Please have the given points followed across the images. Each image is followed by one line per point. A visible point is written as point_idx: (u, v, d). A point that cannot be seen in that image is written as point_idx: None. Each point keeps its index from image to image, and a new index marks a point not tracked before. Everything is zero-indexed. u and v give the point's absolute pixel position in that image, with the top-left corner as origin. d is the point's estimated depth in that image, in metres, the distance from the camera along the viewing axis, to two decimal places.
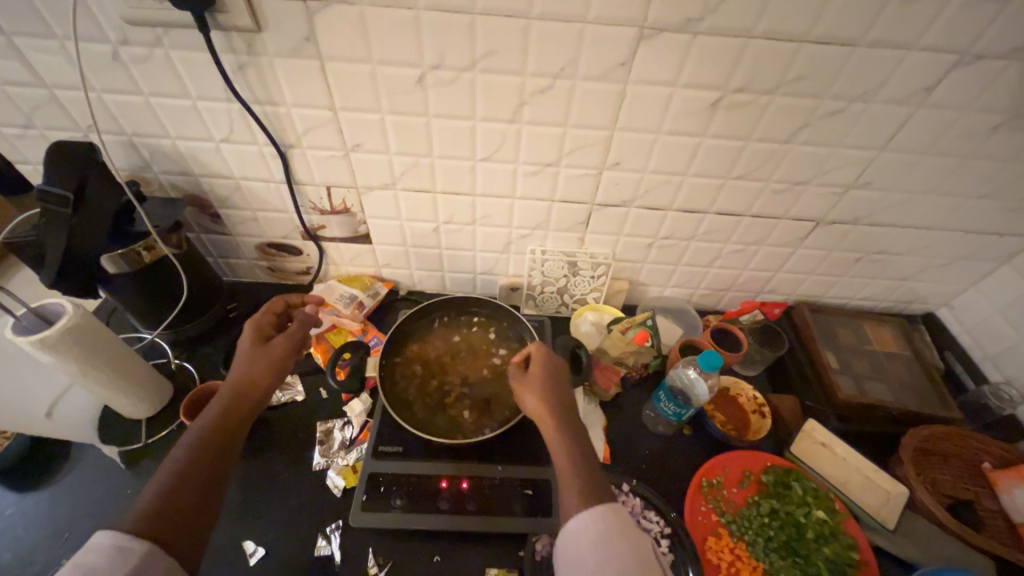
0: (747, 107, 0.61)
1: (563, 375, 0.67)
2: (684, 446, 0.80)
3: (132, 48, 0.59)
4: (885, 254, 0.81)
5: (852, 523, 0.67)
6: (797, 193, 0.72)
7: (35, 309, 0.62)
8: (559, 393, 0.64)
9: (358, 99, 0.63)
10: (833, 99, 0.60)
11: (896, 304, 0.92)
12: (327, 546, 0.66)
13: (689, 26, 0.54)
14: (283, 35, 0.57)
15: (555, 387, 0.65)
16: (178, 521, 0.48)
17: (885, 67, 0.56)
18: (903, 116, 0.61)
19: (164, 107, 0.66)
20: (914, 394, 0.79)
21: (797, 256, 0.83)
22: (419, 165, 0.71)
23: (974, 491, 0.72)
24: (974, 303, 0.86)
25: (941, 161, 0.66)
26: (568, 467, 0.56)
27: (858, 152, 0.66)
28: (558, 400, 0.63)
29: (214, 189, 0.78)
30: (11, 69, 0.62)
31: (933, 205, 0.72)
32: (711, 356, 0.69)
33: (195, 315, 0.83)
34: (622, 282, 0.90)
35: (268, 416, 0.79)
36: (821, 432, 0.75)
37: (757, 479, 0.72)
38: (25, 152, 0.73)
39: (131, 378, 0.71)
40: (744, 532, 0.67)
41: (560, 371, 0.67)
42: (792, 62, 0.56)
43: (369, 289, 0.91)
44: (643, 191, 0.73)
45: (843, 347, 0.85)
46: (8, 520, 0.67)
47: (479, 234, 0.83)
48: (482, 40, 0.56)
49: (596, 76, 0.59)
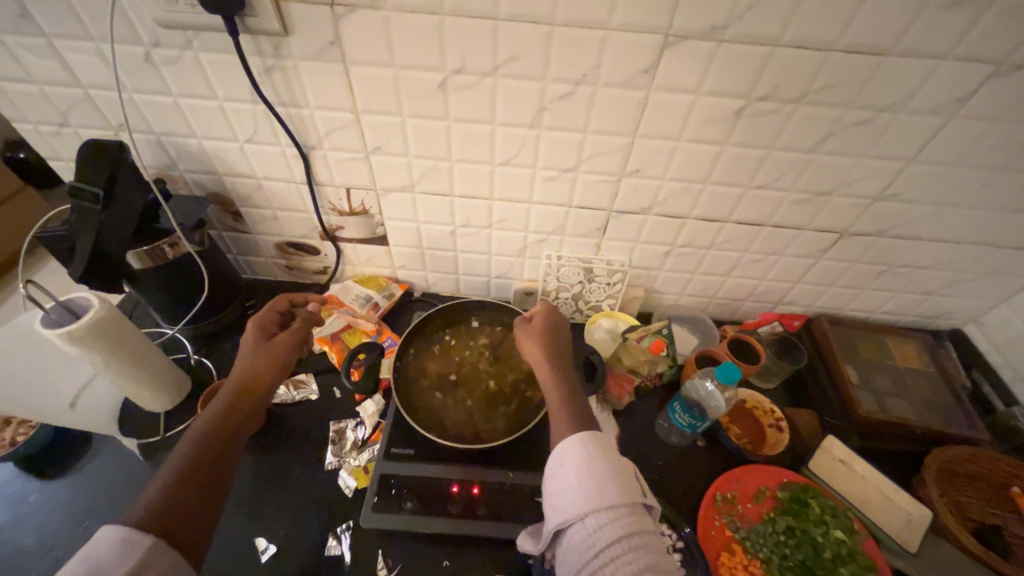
0: (771, 116, 0.60)
1: (565, 343, 0.71)
2: (698, 458, 0.78)
3: (164, 51, 0.61)
4: (911, 267, 0.79)
5: (873, 544, 0.65)
6: (820, 204, 0.71)
7: (63, 303, 0.64)
8: (557, 355, 0.68)
9: (380, 102, 0.64)
10: (860, 109, 0.59)
11: (921, 319, 0.90)
12: (338, 547, 0.66)
13: (714, 34, 0.53)
14: (309, 40, 0.58)
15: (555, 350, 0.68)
16: (185, 509, 0.49)
17: (916, 78, 0.55)
18: (934, 128, 0.60)
19: (191, 108, 0.67)
20: (939, 413, 0.77)
21: (818, 267, 0.81)
22: (438, 168, 0.72)
23: (1001, 516, 0.69)
24: (1004, 320, 0.83)
25: (972, 173, 0.64)
26: (568, 425, 0.58)
27: (885, 163, 0.64)
28: (556, 362, 0.66)
29: (236, 188, 0.79)
30: (49, 69, 0.64)
31: (962, 219, 0.70)
32: (729, 368, 0.68)
33: (215, 311, 0.85)
34: (637, 290, 0.89)
35: (282, 414, 0.80)
36: (839, 449, 0.73)
37: (773, 494, 0.71)
38: (59, 149, 0.75)
39: (152, 371, 0.72)
40: (759, 549, 0.66)
41: (558, 337, 0.70)
42: (819, 71, 0.55)
43: (385, 290, 0.92)
44: (662, 198, 0.73)
45: (864, 362, 0.83)
46: (32, 506, 0.68)
47: (495, 238, 0.83)
48: (505, 45, 0.56)
49: (617, 82, 0.59)
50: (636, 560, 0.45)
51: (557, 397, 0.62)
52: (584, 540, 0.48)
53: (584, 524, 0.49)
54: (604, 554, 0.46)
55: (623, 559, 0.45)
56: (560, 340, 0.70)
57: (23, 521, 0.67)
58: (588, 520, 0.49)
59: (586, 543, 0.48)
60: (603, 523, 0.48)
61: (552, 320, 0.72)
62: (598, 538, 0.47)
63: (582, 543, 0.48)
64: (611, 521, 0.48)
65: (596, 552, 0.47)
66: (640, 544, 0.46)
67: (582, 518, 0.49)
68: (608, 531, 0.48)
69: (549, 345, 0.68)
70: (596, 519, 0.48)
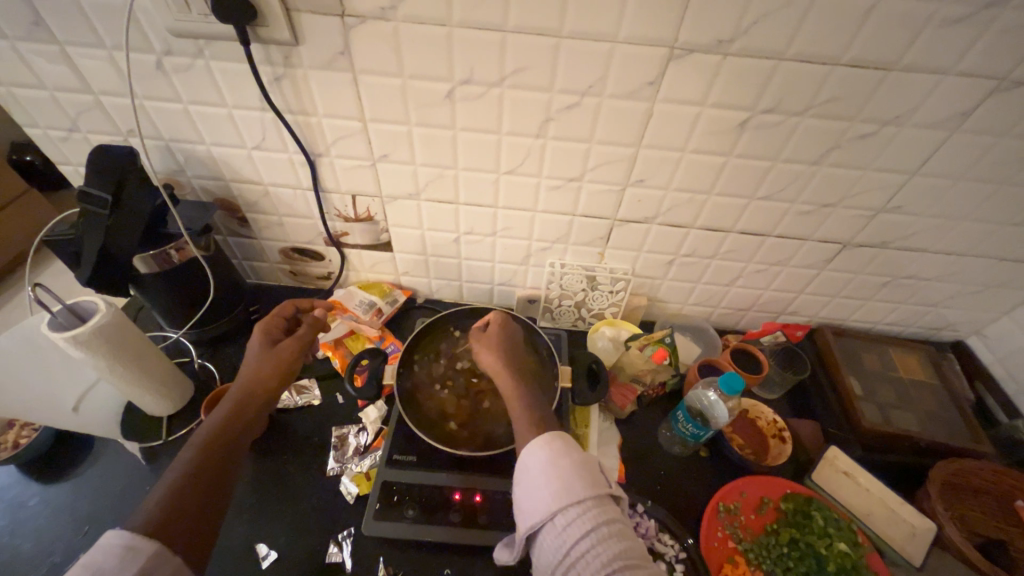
0: (776, 128, 0.61)
1: (520, 349, 0.72)
2: (700, 468, 0.78)
3: (175, 58, 0.62)
4: (914, 279, 0.79)
5: (877, 558, 0.64)
6: (823, 216, 0.71)
7: (69, 306, 0.64)
8: (514, 364, 0.68)
9: (388, 111, 0.65)
10: (864, 122, 0.59)
11: (923, 330, 0.90)
12: (339, 554, 0.66)
13: (720, 48, 0.54)
14: (319, 49, 0.59)
15: (513, 359, 0.68)
16: (182, 511, 0.49)
17: (919, 92, 0.56)
18: (937, 141, 0.60)
19: (201, 115, 0.68)
20: (942, 425, 0.77)
21: (820, 278, 0.82)
22: (443, 176, 0.72)
23: (1006, 530, 0.68)
24: (1007, 332, 0.83)
25: (975, 186, 0.64)
26: (528, 423, 0.59)
27: (889, 176, 0.65)
28: (513, 370, 0.66)
29: (243, 194, 0.80)
30: (61, 75, 0.65)
31: (964, 231, 0.70)
32: (732, 378, 0.68)
33: (219, 316, 0.85)
34: (640, 298, 0.90)
35: (284, 419, 0.80)
36: (844, 461, 0.73)
37: (777, 506, 0.70)
38: (68, 154, 0.76)
39: (156, 375, 0.72)
40: (762, 562, 0.66)
41: (514, 347, 0.71)
42: (824, 85, 0.56)
43: (388, 296, 0.92)
44: (666, 208, 0.73)
45: (867, 373, 0.83)
46: (32, 510, 0.68)
47: (499, 246, 0.83)
48: (512, 56, 0.57)
49: (623, 94, 0.60)
50: (606, 550, 0.45)
51: (520, 403, 0.62)
52: (555, 539, 0.48)
53: (554, 523, 0.49)
54: (575, 550, 0.46)
55: (593, 551, 0.45)
56: (516, 349, 0.71)
57: (22, 525, 0.67)
58: (556, 519, 0.49)
59: (557, 542, 0.48)
60: (572, 518, 0.48)
61: (504, 334, 0.72)
62: (569, 534, 0.47)
63: (554, 543, 0.48)
64: (578, 515, 0.48)
65: (567, 549, 0.47)
66: (609, 534, 0.47)
67: (550, 518, 0.49)
68: (577, 526, 0.48)
69: (505, 353, 0.69)
70: (564, 517, 0.48)
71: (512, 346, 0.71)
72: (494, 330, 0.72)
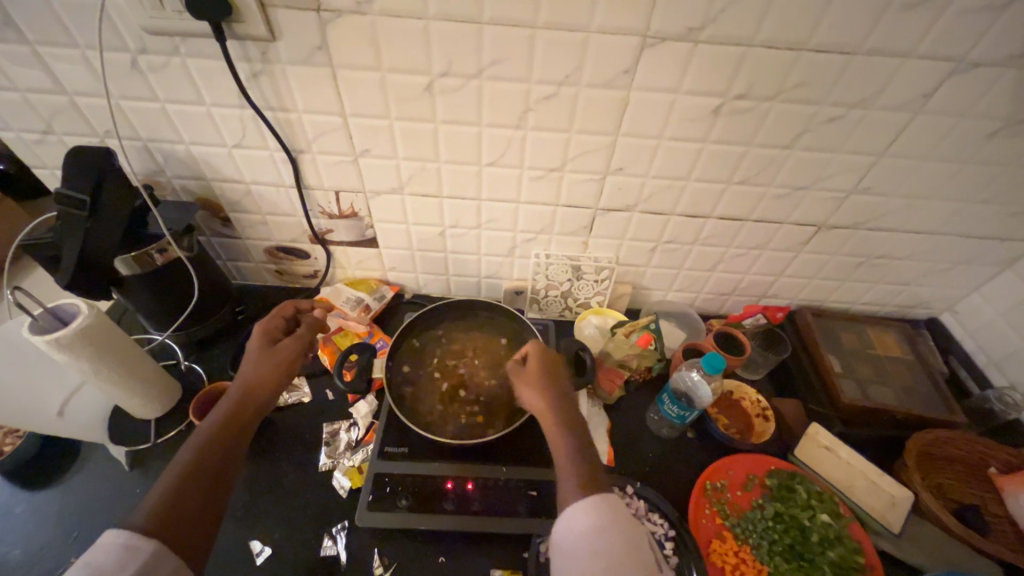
0: (748, 114, 0.63)
1: (562, 375, 0.68)
2: (687, 449, 0.80)
3: (150, 57, 0.61)
4: (887, 258, 0.82)
5: (858, 527, 0.67)
6: (797, 199, 0.73)
7: (50, 309, 0.63)
8: (554, 395, 0.65)
9: (367, 106, 0.65)
10: (832, 106, 0.61)
11: (898, 308, 0.93)
12: (333, 546, 0.67)
13: (691, 35, 0.55)
14: (296, 44, 0.59)
15: (553, 388, 0.66)
16: (179, 509, 0.49)
17: (883, 75, 0.58)
18: (903, 123, 0.62)
19: (179, 114, 0.68)
20: (918, 398, 0.79)
21: (799, 260, 0.84)
22: (426, 170, 0.73)
23: (980, 496, 0.72)
24: (978, 307, 0.86)
25: (939, 166, 0.67)
26: (556, 425, 0.62)
27: (858, 158, 0.67)
28: (556, 403, 0.64)
29: (225, 193, 0.79)
30: (35, 78, 0.64)
31: (932, 210, 0.73)
32: (714, 358, 0.69)
33: (204, 317, 0.84)
34: (625, 287, 0.91)
35: (275, 417, 0.80)
36: (825, 435, 0.75)
37: (761, 482, 0.73)
38: (43, 156, 0.75)
39: (140, 379, 0.71)
40: (748, 535, 0.68)
41: (555, 373, 0.68)
42: (791, 71, 0.58)
43: (376, 292, 0.92)
44: (647, 195, 0.74)
45: (846, 352, 0.86)
46: (18, 518, 0.67)
47: (484, 238, 0.84)
48: (489, 47, 0.58)
49: (599, 83, 0.61)
50: None
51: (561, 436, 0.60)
52: None
53: None
54: None
55: None
56: (560, 377, 0.68)
57: (9, 534, 0.66)
58: None
59: None
60: None
61: (542, 364, 0.69)
62: None
63: None
64: None
65: None
66: None
67: None
68: None
69: (547, 385, 0.66)
70: None
71: (553, 373, 0.68)
72: (534, 362, 0.69)
